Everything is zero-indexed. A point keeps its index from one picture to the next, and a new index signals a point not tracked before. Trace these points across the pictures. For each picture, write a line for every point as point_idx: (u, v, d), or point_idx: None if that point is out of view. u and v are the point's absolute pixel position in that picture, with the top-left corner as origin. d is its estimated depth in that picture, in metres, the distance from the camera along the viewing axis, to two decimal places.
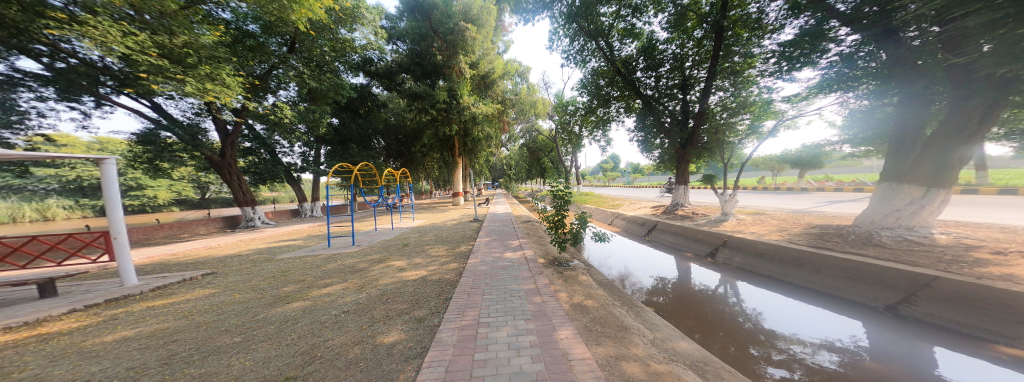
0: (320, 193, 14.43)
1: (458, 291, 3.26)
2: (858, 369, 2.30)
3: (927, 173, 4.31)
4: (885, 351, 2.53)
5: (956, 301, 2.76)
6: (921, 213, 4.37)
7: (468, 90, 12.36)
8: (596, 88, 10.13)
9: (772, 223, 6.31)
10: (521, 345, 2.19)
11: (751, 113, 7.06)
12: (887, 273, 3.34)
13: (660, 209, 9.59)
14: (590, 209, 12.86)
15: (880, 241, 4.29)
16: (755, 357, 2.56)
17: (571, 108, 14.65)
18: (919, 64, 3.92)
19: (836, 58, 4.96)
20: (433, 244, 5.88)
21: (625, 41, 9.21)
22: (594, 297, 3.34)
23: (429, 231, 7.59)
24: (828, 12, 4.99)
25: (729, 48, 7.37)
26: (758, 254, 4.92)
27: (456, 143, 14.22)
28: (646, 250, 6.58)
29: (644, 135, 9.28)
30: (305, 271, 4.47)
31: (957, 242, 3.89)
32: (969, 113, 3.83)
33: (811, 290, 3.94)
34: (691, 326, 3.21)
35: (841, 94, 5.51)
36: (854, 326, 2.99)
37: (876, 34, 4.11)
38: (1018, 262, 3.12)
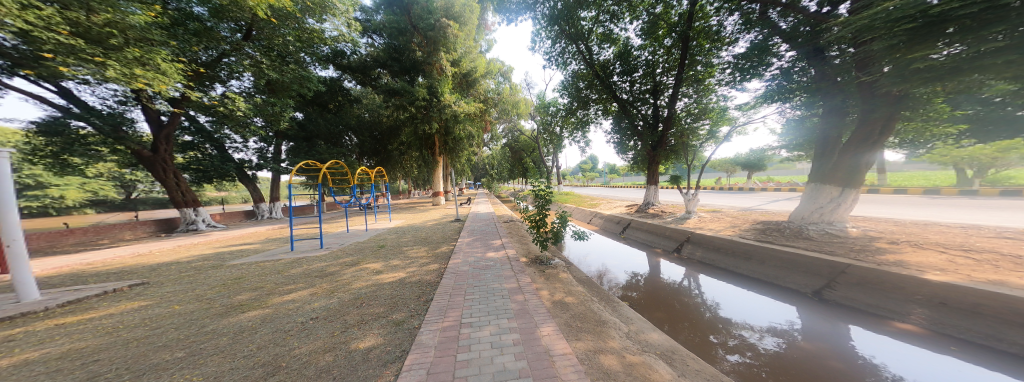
0: (280, 192, 13.37)
1: (439, 291, 3.20)
2: (795, 350, 2.58)
3: (844, 176, 4.93)
4: (818, 331, 2.87)
5: (863, 284, 3.21)
6: (838, 211, 4.99)
7: (449, 88, 12.09)
8: (576, 90, 10.42)
9: (727, 220, 6.91)
10: (504, 343, 2.20)
11: (710, 118, 7.70)
12: (815, 262, 3.81)
13: (634, 208, 10.07)
14: (569, 208, 13.20)
15: (809, 234, 4.87)
16: (715, 345, 2.77)
17: (553, 109, 14.97)
18: (839, 80, 4.58)
19: (780, 72, 5.57)
20: (410, 245, 5.69)
21: (603, 46, 9.53)
22: (574, 294, 3.43)
23: (406, 232, 7.34)
24: (772, 29, 5.58)
25: (696, 58, 7.88)
26: (715, 248, 5.35)
27: (435, 142, 13.97)
28: (621, 248, 6.88)
29: (620, 137, 9.80)
30: (264, 277, 4.11)
31: (871, 234, 4.54)
32: (875, 128, 4.48)
33: (757, 280, 4.35)
34: (661, 318, 3.42)
35: (781, 105, 6.14)
36: (792, 310, 3.36)
37: (806, 50, 4.93)
38: (907, 250, 3.72)
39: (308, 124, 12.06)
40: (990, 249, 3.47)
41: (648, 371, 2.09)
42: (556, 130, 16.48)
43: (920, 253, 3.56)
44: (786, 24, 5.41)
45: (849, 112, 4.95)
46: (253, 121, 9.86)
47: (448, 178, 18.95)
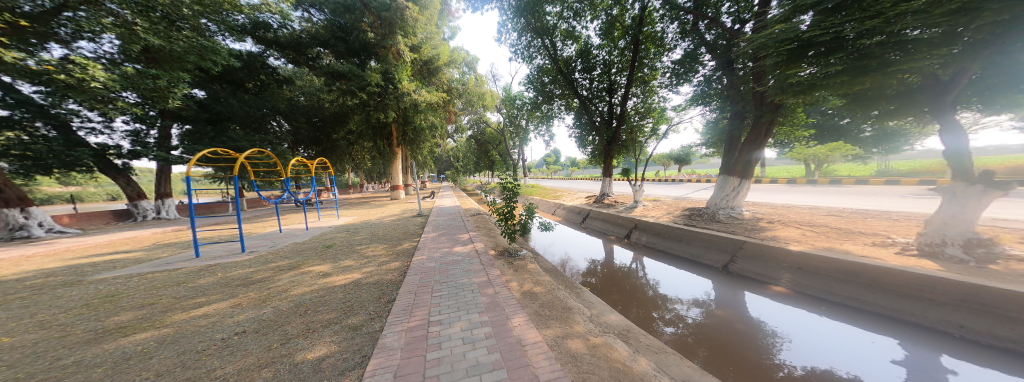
0: (168, 187, 11.06)
1: (402, 291, 3.03)
2: (712, 317, 3.12)
3: (742, 168, 5.92)
4: (730, 299, 3.48)
5: (757, 258, 3.99)
6: (737, 198, 5.92)
7: (408, 75, 11.08)
8: (541, 84, 10.72)
9: (665, 207, 7.85)
10: (476, 338, 2.20)
11: (653, 117, 8.73)
12: (724, 240, 4.58)
13: (593, 199, 10.78)
14: (535, 200, 13.55)
15: (719, 218, 5.77)
16: (656, 319, 3.16)
17: (519, 102, 15.05)
18: (743, 89, 5.66)
19: (705, 79, 6.48)
20: (363, 244, 5.24)
21: (566, 42, 9.78)
22: (541, 284, 3.56)
23: (357, 229, 6.72)
24: (700, 39, 6.42)
25: (645, 61, 8.59)
26: (655, 233, 6.02)
27: (392, 131, 13.03)
28: (581, 236, 7.36)
29: (581, 132, 10.43)
30: (160, 292, 3.37)
31: (766, 216, 5.59)
32: (759, 131, 5.53)
33: (685, 259, 5.05)
34: (616, 300, 3.75)
35: (704, 108, 7.09)
36: (707, 283, 4.01)
37: (723, 60, 5.82)
38: (780, 228, 4.69)
39: (213, 105, 9.85)
40: (835, 225, 4.57)
41: (609, 350, 2.29)
42: (523, 123, 16.65)
43: (788, 229, 4.55)
44: (709, 36, 6.27)
45: (745, 116, 5.78)
46: (120, 96, 7.66)
47: (406, 170, 17.82)
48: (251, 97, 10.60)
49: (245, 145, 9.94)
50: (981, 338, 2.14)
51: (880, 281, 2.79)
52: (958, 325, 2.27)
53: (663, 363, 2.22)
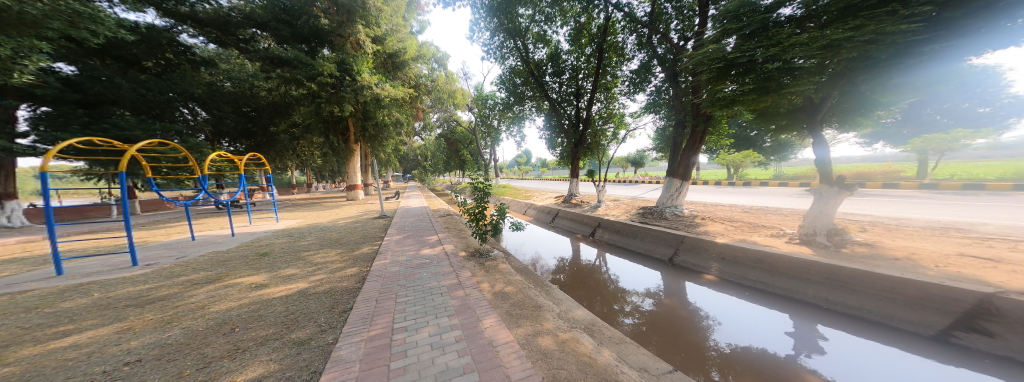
0: (10, 185, 8.80)
1: (360, 299, 2.77)
2: (661, 306, 3.45)
3: (682, 169, 6.48)
4: (676, 289, 3.88)
5: (697, 251, 4.50)
6: (676, 197, 6.52)
7: (369, 67, 10.34)
8: (513, 85, 10.80)
9: (625, 206, 8.37)
10: (445, 342, 2.08)
11: (614, 122, 9.36)
12: (669, 235, 5.07)
13: (561, 199, 11.11)
14: (506, 200, 13.61)
15: (665, 215, 6.32)
16: (617, 311, 3.36)
17: (490, 102, 14.95)
18: (683, 100, 6.27)
19: (655, 90, 7.15)
20: (311, 250, 4.69)
21: (537, 45, 9.91)
22: (513, 283, 3.55)
23: (305, 234, 6.04)
24: (652, 52, 6.97)
25: (608, 69, 9.08)
26: (615, 231, 6.36)
27: (349, 124, 12.17)
28: (550, 235, 7.54)
29: (551, 134, 10.82)
30: (4, 319, 2.57)
31: (708, 215, 6.22)
32: (695, 138, 6.18)
33: (638, 254, 5.46)
34: (581, 296, 3.87)
35: (654, 117, 7.80)
36: (657, 276, 4.42)
37: (669, 73, 6.44)
38: (717, 225, 5.27)
39: (89, 84, 7.18)
40: (761, 222, 5.27)
41: (576, 344, 2.35)
42: (495, 123, 16.63)
43: (720, 227, 5.17)
44: (659, 51, 6.84)
45: (685, 125, 6.38)
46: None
47: (366, 169, 16.64)
48: (149, 77, 8.07)
49: (139, 134, 7.40)
50: (855, 312, 2.74)
51: (779, 265, 3.48)
52: (842, 303, 2.85)
53: (624, 353, 2.31)
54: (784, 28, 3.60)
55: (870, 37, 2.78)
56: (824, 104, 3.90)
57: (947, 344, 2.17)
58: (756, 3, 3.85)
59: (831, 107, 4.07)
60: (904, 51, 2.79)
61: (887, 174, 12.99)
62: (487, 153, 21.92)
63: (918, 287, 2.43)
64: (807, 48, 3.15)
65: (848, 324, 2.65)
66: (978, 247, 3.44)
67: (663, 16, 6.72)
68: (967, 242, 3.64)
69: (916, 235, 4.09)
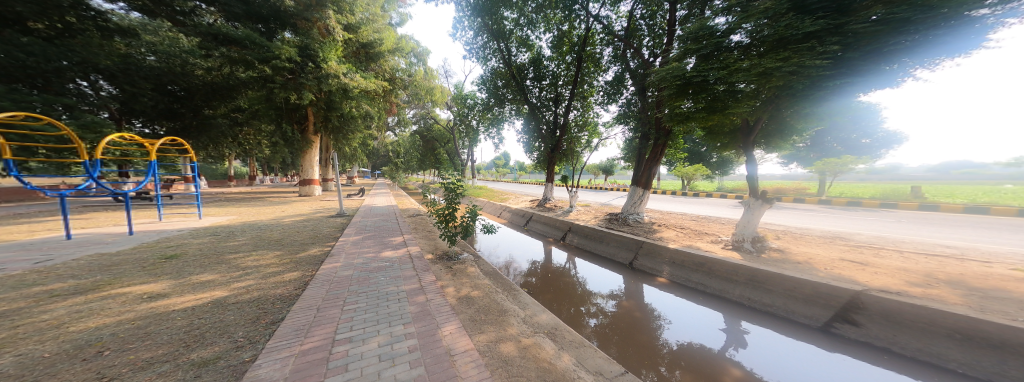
0: None
1: (297, 307, 2.40)
2: (621, 307, 3.63)
3: (645, 178, 6.75)
4: (634, 291, 4.10)
5: (654, 256, 4.75)
6: (634, 204, 6.76)
7: (337, 55, 9.66)
8: (494, 87, 10.83)
9: (594, 212, 8.62)
10: (396, 353, 1.91)
11: (588, 131, 9.79)
12: (631, 240, 5.31)
13: (536, 203, 11.21)
14: (480, 202, 13.47)
15: (628, 222, 6.62)
16: (583, 313, 3.45)
17: (470, 101, 14.78)
18: (648, 113, 6.65)
19: (626, 102, 7.61)
20: (243, 252, 4.10)
21: (520, 49, 10.00)
22: (479, 287, 3.50)
23: (244, 233, 5.41)
24: (626, 66, 7.32)
25: (585, 78, 9.37)
26: (584, 235, 6.51)
27: (309, 113, 11.70)
28: (523, 238, 7.56)
29: (529, 137, 11.01)
30: None
31: (664, 222, 6.63)
32: (657, 150, 6.56)
33: (603, 258, 5.65)
34: (549, 299, 3.90)
35: (624, 128, 8.21)
36: (618, 279, 4.62)
37: (639, 87, 6.86)
38: (673, 233, 5.61)
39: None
40: (710, 230, 5.71)
41: (537, 350, 2.36)
42: (473, 123, 16.47)
43: (678, 234, 5.49)
44: (631, 65, 7.21)
45: (648, 137, 6.83)
46: None
47: (329, 164, 15.66)
48: (33, 40, 5.85)
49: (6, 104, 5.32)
50: (769, 310, 3.17)
51: (716, 269, 3.84)
52: (759, 301, 3.28)
53: (582, 356, 2.36)
54: (733, 53, 3.98)
55: (793, 69, 3.20)
56: (757, 126, 4.44)
57: (831, 334, 2.63)
58: (713, 28, 4.15)
59: (764, 127, 4.68)
60: (815, 84, 3.25)
61: (798, 190, 14.96)
62: (465, 153, 21.70)
63: (813, 287, 2.89)
64: (747, 74, 3.51)
65: (763, 319, 3.06)
66: (857, 252, 4.10)
67: (637, 32, 7.11)
68: (848, 247, 4.33)
69: (814, 241, 4.78)
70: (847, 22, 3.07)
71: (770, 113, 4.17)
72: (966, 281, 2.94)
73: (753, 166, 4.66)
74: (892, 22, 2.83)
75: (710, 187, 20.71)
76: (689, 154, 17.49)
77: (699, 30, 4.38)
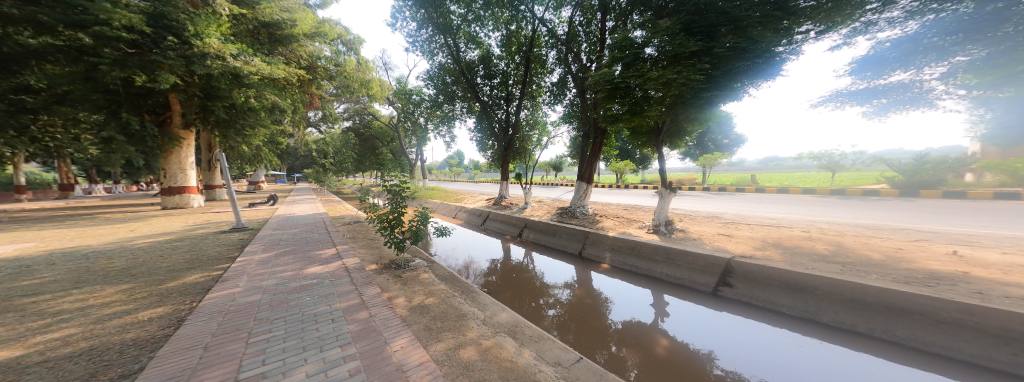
0: None
1: (167, 350, 1.79)
2: (574, 294, 3.80)
3: (587, 173, 7.14)
4: (586, 279, 4.35)
5: (599, 244, 5.09)
6: (580, 198, 7.09)
7: (223, 34, 7.60)
8: (443, 83, 10.38)
9: (546, 207, 8.87)
10: (333, 380, 1.63)
11: (538, 130, 10.08)
12: (578, 231, 5.61)
13: (492, 201, 11.15)
14: (432, 204, 12.84)
15: (577, 214, 6.95)
16: (542, 305, 3.51)
17: (415, 97, 14.00)
18: (586, 114, 7.08)
19: (569, 103, 8.00)
20: (61, 289, 2.91)
21: (469, 46, 9.76)
22: (435, 294, 3.28)
23: (64, 264, 3.85)
24: (568, 70, 7.61)
25: (534, 78, 9.55)
26: (539, 230, 6.64)
27: (170, 100, 8.80)
28: (480, 238, 7.42)
29: (482, 136, 10.88)
30: None
31: (605, 212, 7.14)
32: (596, 148, 7.04)
33: (556, 251, 5.83)
34: (510, 296, 3.84)
35: (569, 128, 8.65)
36: (571, 269, 4.83)
37: (579, 89, 7.26)
38: (615, 222, 6.06)
39: None
40: (645, 216, 6.32)
41: (499, 350, 2.26)
42: (419, 120, 15.63)
43: (619, 222, 5.95)
44: (574, 68, 7.54)
45: (588, 135, 7.24)
46: None
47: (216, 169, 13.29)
48: None
49: None
50: (677, 281, 3.81)
51: (640, 249, 4.40)
52: (672, 276, 3.89)
53: (542, 349, 2.35)
54: (647, 63, 4.60)
55: (684, 81, 4.02)
56: (661, 129, 5.15)
57: (720, 297, 3.32)
58: (633, 40, 4.71)
59: (667, 129, 5.46)
60: (698, 94, 4.23)
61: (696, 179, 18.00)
62: (412, 153, 20.65)
63: (708, 260, 3.57)
64: (655, 82, 4.18)
65: (679, 291, 3.60)
66: (726, 226, 5.11)
67: (576, 38, 7.46)
68: (720, 223, 5.32)
69: (699, 219, 5.77)
70: (714, 46, 4.12)
71: (672, 118, 5.05)
72: (817, 246, 3.75)
73: (661, 161, 5.29)
74: (738, 49, 4.00)
75: (638, 179, 23.45)
76: (620, 151, 19.40)
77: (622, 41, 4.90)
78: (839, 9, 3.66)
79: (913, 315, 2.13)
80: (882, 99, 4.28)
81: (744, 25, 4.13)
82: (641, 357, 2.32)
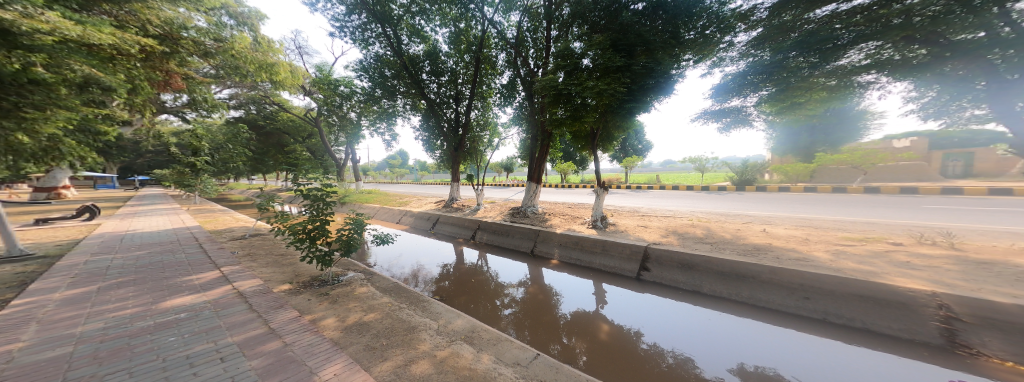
0: None
1: None
2: (529, 290, 3.74)
3: (536, 174, 7.14)
4: (538, 276, 4.28)
5: (550, 240, 5.11)
6: (529, 196, 7.09)
7: None
8: (381, 76, 9.68)
9: (499, 208, 8.77)
10: None
11: (489, 131, 9.96)
12: (529, 230, 5.59)
13: (441, 204, 10.64)
14: (370, 209, 11.74)
15: (529, 213, 6.95)
16: (497, 305, 3.32)
17: (340, 88, 12.60)
18: (536, 118, 7.08)
19: (519, 105, 8.00)
20: None
21: (413, 39, 9.30)
22: (376, 309, 2.88)
23: None
24: (518, 73, 7.58)
25: (484, 79, 9.40)
26: (492, 231, 6.47)
27: None
28: (429, 243, 6.96)
29: (429, 135, 10.36)
30: None
31: (553, 210, 7.32)
32: (544, 149, 7.13)
33: (507, 252, 5.70)
34: (463, 301, 3.58)
35: (519, 131, 8.78)
36: (523, 266, 4.77)
37: (527, 93, 7.34)
38: (564, 219, 6.22)
39: None
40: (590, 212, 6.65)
41: (457, 360, 1.99)
42: (348, 113, 14.42)
43: (568, 219, 6.09)
44: (523, 72, 7.54)
45: (537, 137, 7.32)
46: None
47: None
48: None
49: None
50: (612, 270, 4.09)
51: (584, 243, 4.55)
52: (608, 266, 4.16)
53: (502, 353, 2.13)
54: (583, 72, 4.82)
55: (612, 92, 4.27)
56: (595, 134, 5.39)
57: (641, 281, 3.75)
58: (570, 51, 4.89)
59: (601, 134, 5.70)
60: (624, 105, 4.56)
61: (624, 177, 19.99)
62: (349, 153, 19.04)
63: (630, 249, 3.99)
64: (590, 92, 4.39)
65: (610, 278, 3.94)
66: (642, 218, 5.61)
67: (524, 43, 7.46)
68: (637, 215, 5.90)
69: (623, 213, 6.28)
70: (632, 64, 4.48)
71: (605, 124, 5.30)
72: (729, 233, 4.33)
73: (597, 163, 5.53)
74: (650, 69, 4.47)
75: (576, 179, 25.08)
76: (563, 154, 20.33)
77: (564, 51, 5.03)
78: (708, 44, 4.59)
79: (754, 280, 2.93)
80: (724, 119, 5.00)
81: (652, 49, 4.68)
82: (587, 345, 2.31)
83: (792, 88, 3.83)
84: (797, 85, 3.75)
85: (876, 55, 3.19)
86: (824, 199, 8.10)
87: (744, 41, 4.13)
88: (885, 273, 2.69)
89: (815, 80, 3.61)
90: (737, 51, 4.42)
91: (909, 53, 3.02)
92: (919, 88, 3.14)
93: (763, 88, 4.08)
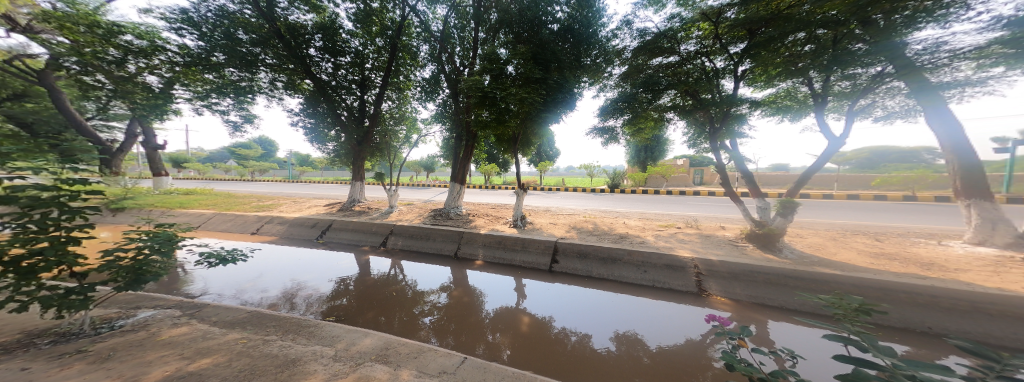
0: None
1: None
2: (450, 296, 4.08)
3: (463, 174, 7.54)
4: (460, 278, 4.75)
5: (473, 241, 5.64)
6: (451, 199, 7.36)
7: None
8: (229, 35, 7.38)
9: (417, 210, 8.54)
10: None
11: (406, 125, 9.46)
12: (450, 233, 5.89)
13: (336, 207, 9.20)
14: (200, 217, 8.49)
15: (450, 216, 7.20)
16: (417, 315, 3.51)
17: (122, 33, 8.20)
18: (460, 118, 7.46)
19: (441, 102, 8.09)
20: None
21: (297, 7, 7.82)
22: (215, 351, 2.21)
23: None
24: (440, 69, 7.74)
25: (400, 68, 8.89)
26: (408, 236, 6.33)
27: None
28: (318, 256, 5.99)
29: (316, 123, 8.66)
30: None
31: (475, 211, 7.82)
32: (467, 150, 7.62)
33: (428, 256, 5.84)
34: (373, 316, 3.51)
35: (439, 127, 8.84)
36: (444, 270, 5.09)
37: (450, 91, 7.64)
38: (485, 220, 6.83)
39: None
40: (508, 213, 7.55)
41: None
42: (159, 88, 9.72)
43: (491, 220, 6.77)
44: (446, 70, 7.75)
45: (461, 139, 7.74)
46: None
47: None
48: None
49: None
50: (524, 264, 5.09)
51: (505, 241, 5.35)
52: (523, 261, 5.13)
53: (423, 366, 2.21)
54: (507, 80, 5.70)
55: (529, 99, 5.30)
56: (516, 137, 6.37)
57: (551, 272, 4.85)
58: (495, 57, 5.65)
59: (522, 139, 6.71)
60: (537, 115, 5.72)
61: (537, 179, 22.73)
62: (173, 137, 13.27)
63: (545, 244, 5.07)
64: (513, 97, 5.29)
65: (529, 273, 4.85)
66: (552, 215, 7.00)
67: (451, 39, 7.69)
68: (551, 213, 7.30)
69: (540, 211, 7.70)
70: (547, 80, 5.68)
71: (524, 130, 6.31)
72: (606, 226, 6.08)
73: (518, 165, 6.52)
74: (557, 83, 5.74)
75: None
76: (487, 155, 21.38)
77: (490, 55, 5.78)
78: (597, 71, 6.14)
79: (620, 261, 4.47)
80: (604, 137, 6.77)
81: (562, 67, 6.18)
82: (509, 341, 2.93)
83: (637, 118, 5.81)
84: (642, 114, 5.65)
85: (675, 100, 5.43)
86: (658, 199, 12.11)
87: (618, 74, 5.83)
88: (677, 247, 4.81)
89: (651, 112, 5.65)
90: (613, 81, 6.12)
91: (682, 100, 5.37)
92: (688, 127, 5.65)
93: (625, 114, 5.83)
